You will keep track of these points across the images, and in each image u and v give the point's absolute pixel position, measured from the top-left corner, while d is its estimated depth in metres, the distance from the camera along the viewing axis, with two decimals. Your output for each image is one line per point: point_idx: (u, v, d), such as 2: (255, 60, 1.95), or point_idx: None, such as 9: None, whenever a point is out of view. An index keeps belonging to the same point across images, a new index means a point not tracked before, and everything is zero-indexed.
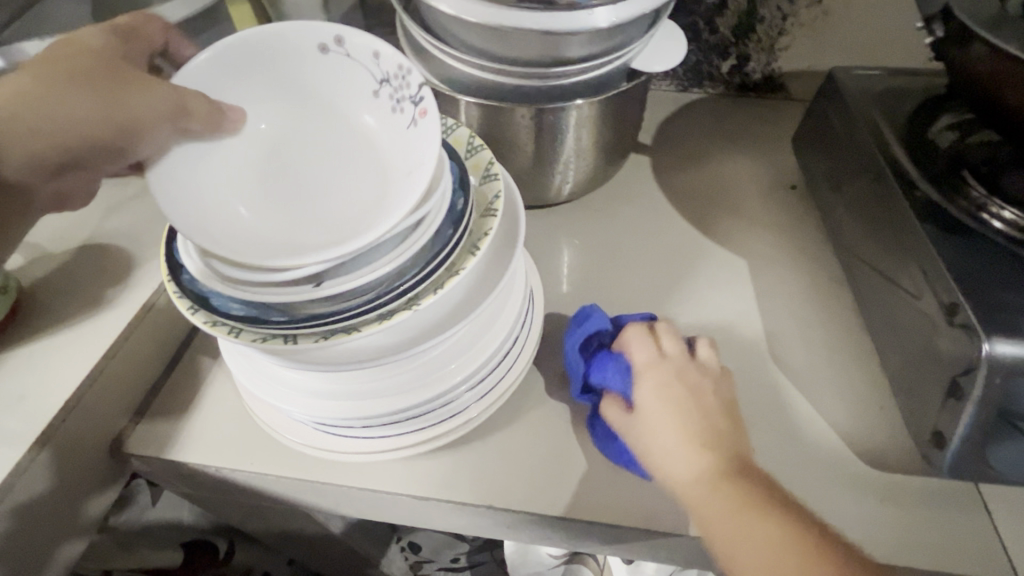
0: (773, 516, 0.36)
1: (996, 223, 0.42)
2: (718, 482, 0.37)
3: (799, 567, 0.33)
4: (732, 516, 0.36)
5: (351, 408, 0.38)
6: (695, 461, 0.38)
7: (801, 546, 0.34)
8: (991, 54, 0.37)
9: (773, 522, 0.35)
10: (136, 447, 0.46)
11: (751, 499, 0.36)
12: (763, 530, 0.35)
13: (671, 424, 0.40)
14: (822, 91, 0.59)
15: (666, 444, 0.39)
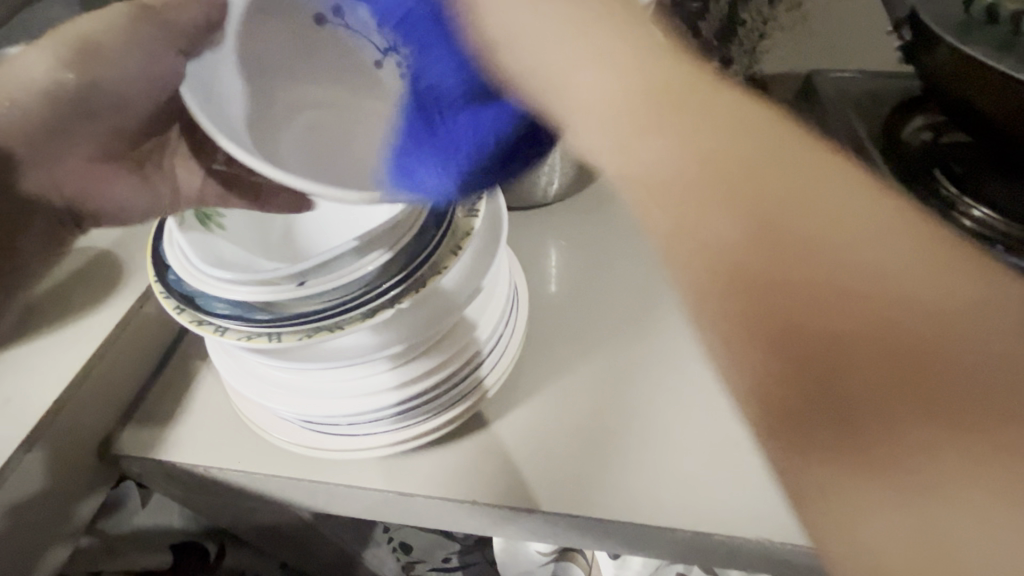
0: (788, 293, 0.22)
1: (968, 221, 0.44)
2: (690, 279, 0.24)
3: (810, 381, 0.21)
4: (698, 284, 0.24)
5: (336, 405, 0.39)
6: (688, 168, 0.24)
7: (877, 296, 0.22)
8: (956, 58, 0.39)
9: (857, 319, 0.22)
10: (125, 448, 0.46)
11: (750, 249, 0.23)
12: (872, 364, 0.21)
13: (683, 159, 0.24)
14: (801, 93, 0.61)
15: (655, 128, 0.25)
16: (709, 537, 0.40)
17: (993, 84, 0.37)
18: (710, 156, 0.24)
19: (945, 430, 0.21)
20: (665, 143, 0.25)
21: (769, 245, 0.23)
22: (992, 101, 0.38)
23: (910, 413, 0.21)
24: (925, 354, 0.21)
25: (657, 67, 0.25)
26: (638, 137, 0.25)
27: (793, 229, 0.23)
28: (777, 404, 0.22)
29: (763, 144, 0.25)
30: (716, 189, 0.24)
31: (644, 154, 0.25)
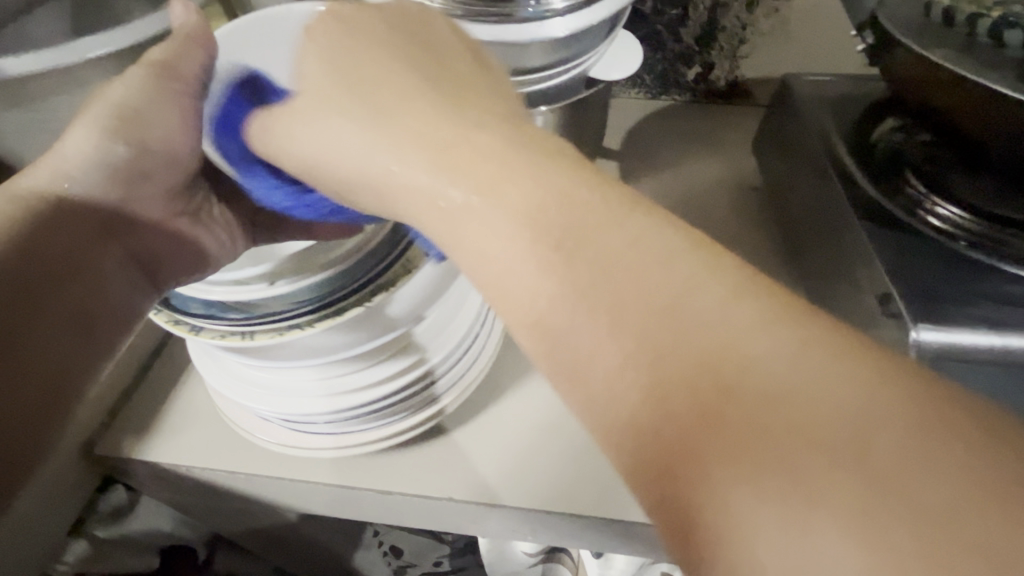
0: (656, 349, 0.21)
1: (932, 219, 0.44)
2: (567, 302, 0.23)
3: (685, 421, 0.19)
4: (592, 332, 0.22)
5: (309, 404, 0.39)
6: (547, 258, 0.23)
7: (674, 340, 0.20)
8: (915, 60, 0.40)
9: (668, 365, 0.20)
10: (109, 449, 0.47)
11: (625, 320, 0.21)
12: (652, 407, 0.20)
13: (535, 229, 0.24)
14: (777, 97, 0.62)
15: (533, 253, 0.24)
16: None
17: (948, 83, 0.38)
18: (580, 218, 0.23)
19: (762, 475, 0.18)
20: (541, 258, 0.23)
21: (611, 266, 0.22)
22: (948, 99, 0.39)
23: (766, 472, 0.18)
24: (749, 389, 0.19)
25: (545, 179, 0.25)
26: (496, 197, 0.25)
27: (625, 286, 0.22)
28: (655, 456, 0.20)
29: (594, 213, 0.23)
30: (584, 268, 0.23)
31: (534, 277, 0.23)
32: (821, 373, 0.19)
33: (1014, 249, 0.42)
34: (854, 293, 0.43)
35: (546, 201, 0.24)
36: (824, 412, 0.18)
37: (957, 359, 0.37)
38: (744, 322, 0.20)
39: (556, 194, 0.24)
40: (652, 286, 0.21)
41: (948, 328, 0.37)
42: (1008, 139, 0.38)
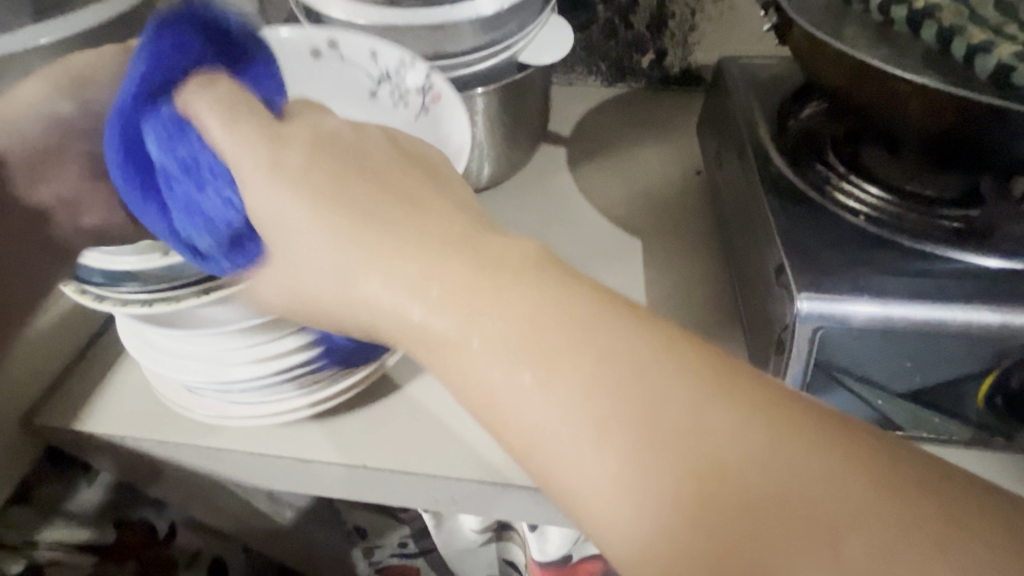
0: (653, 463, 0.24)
1: (840, 196, 0.45)
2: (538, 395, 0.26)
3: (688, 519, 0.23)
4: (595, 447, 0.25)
5: (223, 370, 0.42)
6: (538, 385, 0.26)
7: (656, 453, 0.24)
8: (806, 38, 0.41)
9: (662, 466, 0.24)
10: (47, 420, 0.48)
11: (619, 439, 0.25)
12: (668, 519, 0.23)
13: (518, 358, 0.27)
14: (713, 82, 0.63)
15: (522, 386, 0.26)
16: None
17: (836, 61, 0.39)
18: (536, 341, 0.27)
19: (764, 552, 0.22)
20: (497, 352, 0.27)
21: (580, 380, 0.26)
22: (838, 77, 0.40)
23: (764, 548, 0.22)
24: (712, 463, 0.24)
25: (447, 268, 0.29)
26: (473, 330, 0.28)
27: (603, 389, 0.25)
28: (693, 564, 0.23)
29: (537, 316, 0.27)
30: (572, 382, 0.26)
31: (543, 405, 0.26)
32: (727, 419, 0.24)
33: (916, 224, 0.43)
34: (759, 267, 0.44)
35: (514, 324, 0.27)
36: (768, 457, 0.23)
37: (845, 328, 0.38)
38: (688, 428, 0.24)
39: (510, 307, 0.27)
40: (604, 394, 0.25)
41: (832, 298, 0.38)
42: (890, 112, 0.39)
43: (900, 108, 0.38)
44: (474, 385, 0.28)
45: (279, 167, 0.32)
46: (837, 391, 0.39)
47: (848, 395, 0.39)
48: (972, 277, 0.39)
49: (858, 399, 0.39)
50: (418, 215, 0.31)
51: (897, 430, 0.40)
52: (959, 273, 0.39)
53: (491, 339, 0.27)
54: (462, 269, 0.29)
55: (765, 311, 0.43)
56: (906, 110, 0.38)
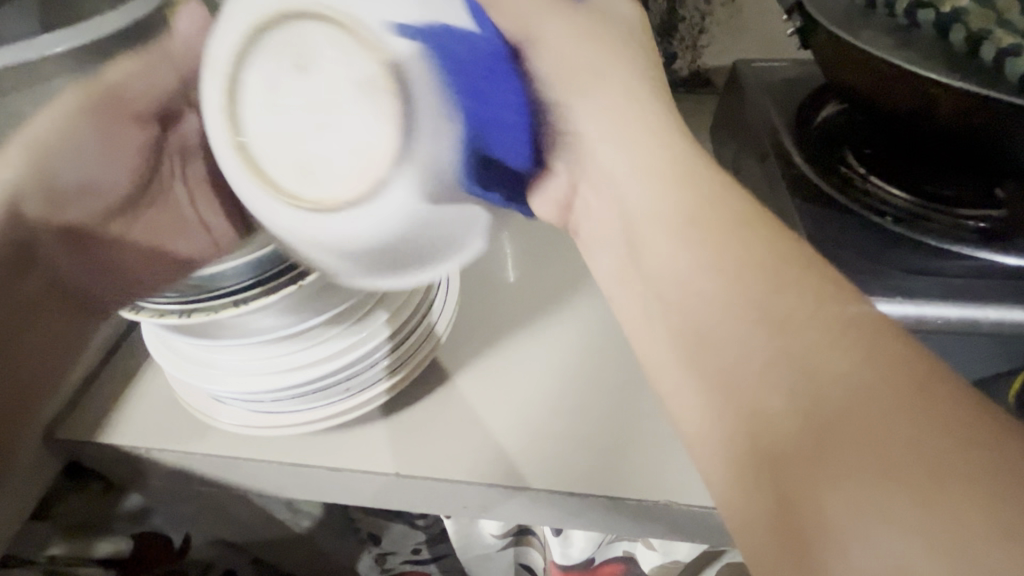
0: (784, 369, 0.24)
1: (864, 196, 0.46)
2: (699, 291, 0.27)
3: (804, 414, 0.23)
4: (734, 339, 0.25)
5: (254, 380, 0.41)
6: (707, 283, 0.27)
7: (780, 357, 0.24)
8: (833, 42, 0.41)
9: (790, 374, 0.24)
10: (70, 433, 0.48)
11: (763, 335, 0.25)
12: (783, 417, 0.23)
13: (700, 265, 0.27)
14: (727, 85, 0.63)
15: (684, 270, 0.28)
16: (623, 502, 0.42)
17: (863, 64, 0.40)
18: (710, 228, 0.28)
19: (866, 455, 0.21)
20: (672, 246, 0.28)
21: (751, 284, 0.26)
22: (866, 79, 0.41)
23: (859, 461, 0.21)
24: (838, 411, 0.22)
25: (693, 199, 0.29)
26: (643, 215, 0.30)
27: (753, 302, 0.26)
28: (781, 448, 0.23)
29: (737, 243, 0.27)
30: (745, 282, 0.26)
31: (671, 264, 0.28)
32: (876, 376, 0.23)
33: (940, 224, 0.43)
34: None
35: (696, 226, 0.28)
36: (891, 422, 0.21)
37: None
38: (821, 344, 0.24)
39: (718, 239, 0.27)
40: (819, 326, 0.24)
41: (867, 298, 0.38)
42: (918, 113, 0.40)
43: (929, 109, 0.39)
44: (646, 261, 0.30)
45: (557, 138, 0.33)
46: None
47: None
48: (998, 276, 0.39)
49: None
50: (664, 140, 0.31)
51: None
52: (986, 272, 0.40)
53: (650, 205, 0.30)
54: (703, 193, 0.29)
55: None
56: (935, 112, 0.39)
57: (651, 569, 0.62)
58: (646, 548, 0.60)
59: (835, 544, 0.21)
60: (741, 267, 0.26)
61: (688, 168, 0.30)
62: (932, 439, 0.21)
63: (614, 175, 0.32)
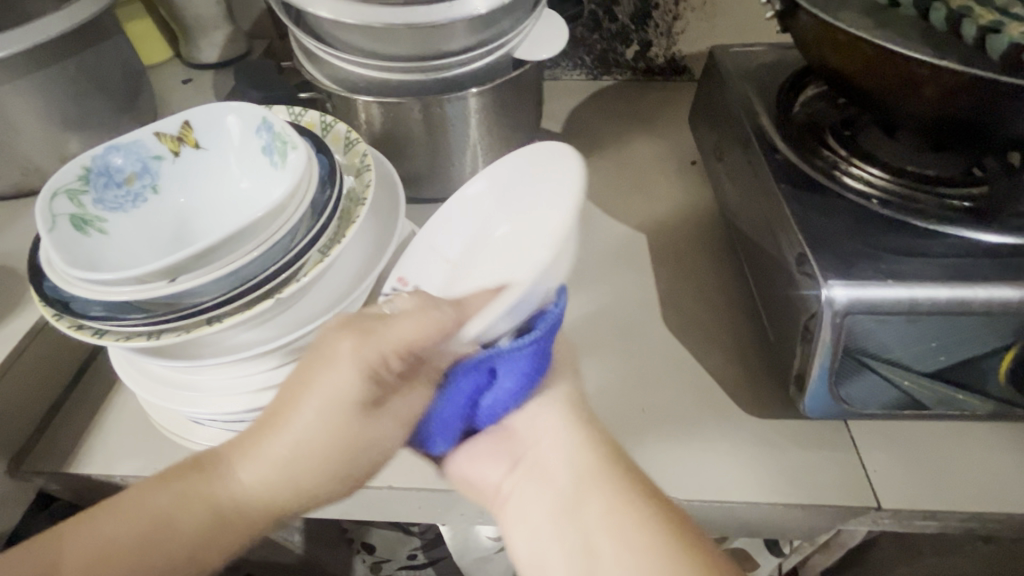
0: (625, 535, 0.34)
1: (848, 180, 0.46)
2: (604, 497, 0.36)
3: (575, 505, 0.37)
4: (605, 520, 0.35)
5: (234, 400, 0.40)
6: (585, 482, 0.37)
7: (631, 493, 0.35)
8: (814, 24, 0.41)
9: (645, 527, 0.33)
10: (37, 463, 0.45)
11: (640, 515, 0.34)
12: (615, 538, 0.34)
13: (573, 468, 0.38)
14: (706, 71, 0.62)
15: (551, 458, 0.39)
16: None
17: (845, 45, 0.39)
18: (604, 447, 0.39)
19: (617, 530, 0.34)
20: (606, 501, 0.35)
21: (604, 483, 0.36)
22: (848, 61, 0.40)
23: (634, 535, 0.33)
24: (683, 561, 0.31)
25: (587, 427, 0.40)
26: (539, 445, 0.40)
27: (634, 497, 0.35)
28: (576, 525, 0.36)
29: (580, 448, 0.39)
30: (613, 488, 0.36)
31: (563, 459, 0.39)
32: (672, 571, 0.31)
33: (923, 203, 0.43)
34: (778, 255, 0.44)
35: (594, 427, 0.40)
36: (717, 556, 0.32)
37: (870, 313, 0.38)
38: (626, 527, 0.34)
39: (589, 446, 0.39)
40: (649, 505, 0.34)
41: (857, 283, 0.38)
42: (903, 94, 0.39)
43: (914, 90, 0.38)
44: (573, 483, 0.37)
45: (561, 397, 0.41)
46: (863, 376, 0.40)
47: (875, 378, 0.40)
48: (984, 255, 0.40)
49: (885, 381, 0.40)
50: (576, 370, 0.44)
51: (922, 410, 0.40)
52: (972, 251, 0.40)
53: (555, 438, 0.40)
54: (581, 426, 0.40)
55: (789, 298, 0.42)
56: (921, 94, 0.38)
57: None
58: None
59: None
60: (598, 470, 0.37)
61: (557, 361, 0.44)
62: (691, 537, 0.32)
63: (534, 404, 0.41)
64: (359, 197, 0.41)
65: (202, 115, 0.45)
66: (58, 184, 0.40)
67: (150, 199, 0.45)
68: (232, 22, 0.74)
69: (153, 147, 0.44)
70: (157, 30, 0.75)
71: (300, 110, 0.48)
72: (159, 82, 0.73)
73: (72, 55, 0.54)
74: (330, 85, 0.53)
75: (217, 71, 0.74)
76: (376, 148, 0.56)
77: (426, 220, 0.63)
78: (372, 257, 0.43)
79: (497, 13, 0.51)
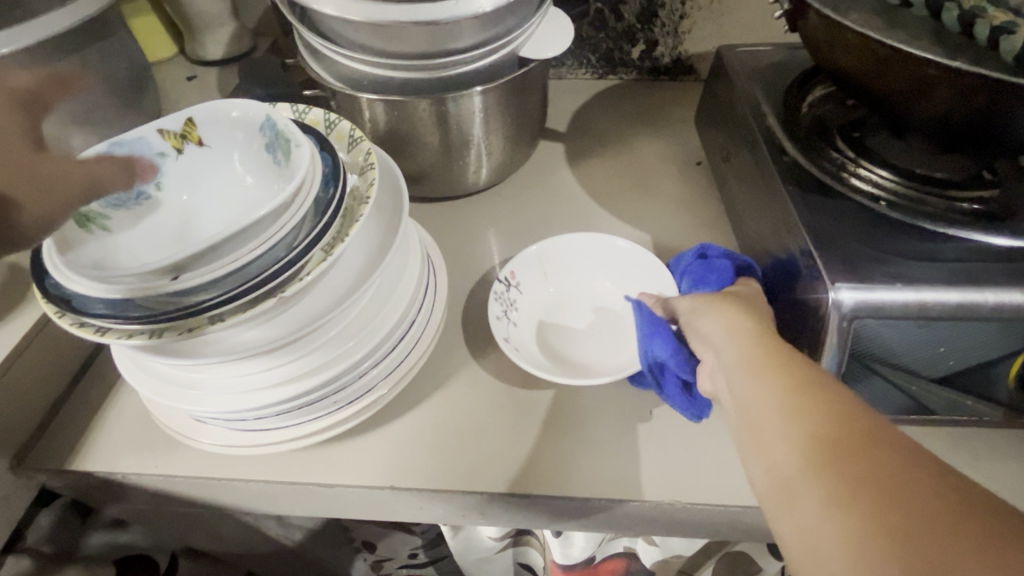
0: (860, 512, 0.25)
1: (857, 182, 0.45)
2: (770, 387, 0.32)
3: (803, 471, 0.28)
4: (767, 399, 0.31)
5: (237, 400, 0.40)
6: (790, 422, 0.30)
7: (880, 470, 0.26)
8: (824, 23, 0.40)
9: (846, 451, 0.27)
10: (40, 460, 0.45)
11: (800, 410, 0.30)
12: (852, 514, 0.25)
13: (788, 427, 0.29)
14: (713, 71, 0.62)
15: (760, 417, 0.31)
16: (626, 504, 0.41)
17: (856, 46, 0.39)
18: (827, 412, 0.29)
19: (846, 513, 0.25)
20: (761, 391, 0.32)
21: (831, 461, 0.27)
22: (859, 62, 0.40)
23: (880, 524, 0.24)
24: (842, 468, 0.27)
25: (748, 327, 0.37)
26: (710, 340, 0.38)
27: (836, 438, 0.28)
28: (789, 485, 0.28)
29: (820, 406, 0.29)
30: (781, 383, 0.32)
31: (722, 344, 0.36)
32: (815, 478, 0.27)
33: (933, 207, 0.43)
34: (787, 259, 0.44)
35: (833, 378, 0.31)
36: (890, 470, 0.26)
37: (878, 317, 0.38)
38: (776, 418, 0.30)
39: (810, 405, 0.30)
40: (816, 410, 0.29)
41: (866, 286, 0.38)
42: (914, 95, 0.39)
43: (925, 91, 0.38)
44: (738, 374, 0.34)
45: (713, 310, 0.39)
46: (870, 380, 0.40)
47: (882, 382, 0.39)
48: (994, 259, 0.39)
49: (892, 385, 0.40)
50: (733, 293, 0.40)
51: (929, 415, 0.41)
52: (981, 255, 0.39)
53: (720, 334, 0.37)
54: (793, 377, 0.32)
55: (796, 301, 0.42)
56: (932, 94, 0.37)
57: (652, 564, 0.61)
58: (647, 544, 0.59)
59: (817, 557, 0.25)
60: (855, 428, 0.28)
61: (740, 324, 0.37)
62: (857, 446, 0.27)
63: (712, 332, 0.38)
64: (362, 195, 0.41)
65: (204, 112, 0.45)
66: (64, 183, 0.40)
67: (153, 195, 0.46)
68: (237, 20, 0.74)
69: (157, 144, 0.45)
70: (162, 27, 0.75)
71: (305, 108, 0.48)
72: (164, 79, 0.73)
73: (77, 51, 0.54)
74: (334, 83, 0.53)
75: (221, 68, 0.74)
76: (381, 147, 0.56)
77: (429, 219, 0.63)
78: (375, 256, 0.42)
79: (505, 12, 0.50)
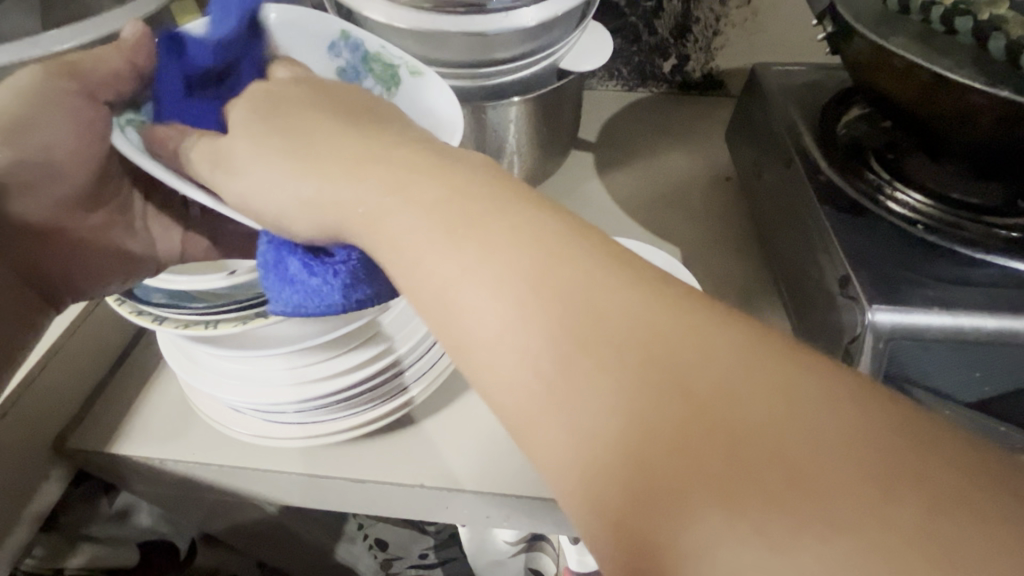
0: (745, 488, 0.18)
1: (891, 204, 0.45)
2: (512, 289, 0.23)
3: (642, 471, 0.19)
4: (526, 319, 0.23)
5: (277, 392, 0.41)
6: (593, 363, 0.21)
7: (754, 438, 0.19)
8: (868, 47, 0.41)
9: (694, 404, 0.20)
10: (81, 440, 0.46)
11: (616, 340, 0.21)
12: (749, 512, 0.18)
13: (583, 377, 0.21)
14: (746, 88, 0.63)
15: (551, 392, 0.22)
16: None
17: (899, 70, 0.39)
18: (643, 357, 0.21)
19: (735, 516, 0.18)
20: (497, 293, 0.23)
21: (673, 444, 0.19)
22: (900, 87, 0.40)
23: (778, 515, 0.18)
24: (681, 428, 0.19)
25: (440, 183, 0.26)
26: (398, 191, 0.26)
27: (684, 384, 0.20)
28: (613, 469, 0.20)
29: (659, 331, 0.21)
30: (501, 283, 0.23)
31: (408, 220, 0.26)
32: (685, 457, 0.19)
33: (971, 232, 0.43)
34: (818, 278, 0.44)
35: (534, 271, 0.23)
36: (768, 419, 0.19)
37: (913, 339, 0.38)
38: (594, 365, 0.21)
39: (611, 329, 0.22)
40: (645, 334, 0.21)
41: (900, 308, 0.38)
42: (956, 121, 0.39)
43: (969, 118, 0.38)
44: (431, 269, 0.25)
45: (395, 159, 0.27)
46: None
47: None
48: None
49: None
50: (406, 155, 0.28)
51: None
52: (1020, 282, 0.40)
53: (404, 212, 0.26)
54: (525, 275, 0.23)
55: (828, 319, 0.42)
56: (975, 123, 0.38)
57: None
58: None
59: (678, 564, 0.18)
60: (707, 367, 0.20)
61: (492, 210, 0.25)
62: (716, 398, 0.20)
63: (410, 243, 0.25)
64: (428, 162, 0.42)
65: None
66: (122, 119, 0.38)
67: None
68: None
69: None
70: None
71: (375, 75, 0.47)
72: None
73: None
74: None
75: None
76: None
77: None
78: None
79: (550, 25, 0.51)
